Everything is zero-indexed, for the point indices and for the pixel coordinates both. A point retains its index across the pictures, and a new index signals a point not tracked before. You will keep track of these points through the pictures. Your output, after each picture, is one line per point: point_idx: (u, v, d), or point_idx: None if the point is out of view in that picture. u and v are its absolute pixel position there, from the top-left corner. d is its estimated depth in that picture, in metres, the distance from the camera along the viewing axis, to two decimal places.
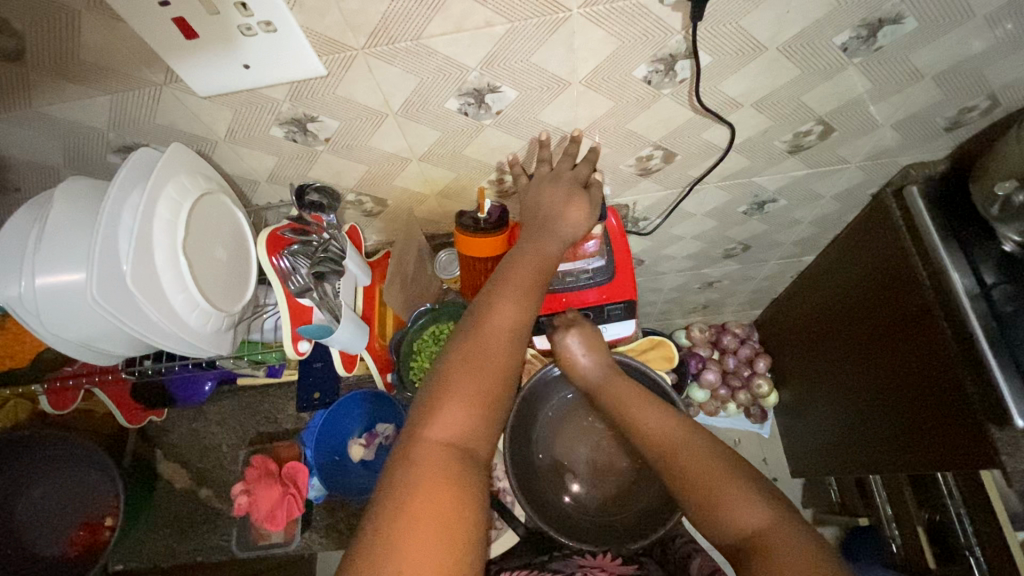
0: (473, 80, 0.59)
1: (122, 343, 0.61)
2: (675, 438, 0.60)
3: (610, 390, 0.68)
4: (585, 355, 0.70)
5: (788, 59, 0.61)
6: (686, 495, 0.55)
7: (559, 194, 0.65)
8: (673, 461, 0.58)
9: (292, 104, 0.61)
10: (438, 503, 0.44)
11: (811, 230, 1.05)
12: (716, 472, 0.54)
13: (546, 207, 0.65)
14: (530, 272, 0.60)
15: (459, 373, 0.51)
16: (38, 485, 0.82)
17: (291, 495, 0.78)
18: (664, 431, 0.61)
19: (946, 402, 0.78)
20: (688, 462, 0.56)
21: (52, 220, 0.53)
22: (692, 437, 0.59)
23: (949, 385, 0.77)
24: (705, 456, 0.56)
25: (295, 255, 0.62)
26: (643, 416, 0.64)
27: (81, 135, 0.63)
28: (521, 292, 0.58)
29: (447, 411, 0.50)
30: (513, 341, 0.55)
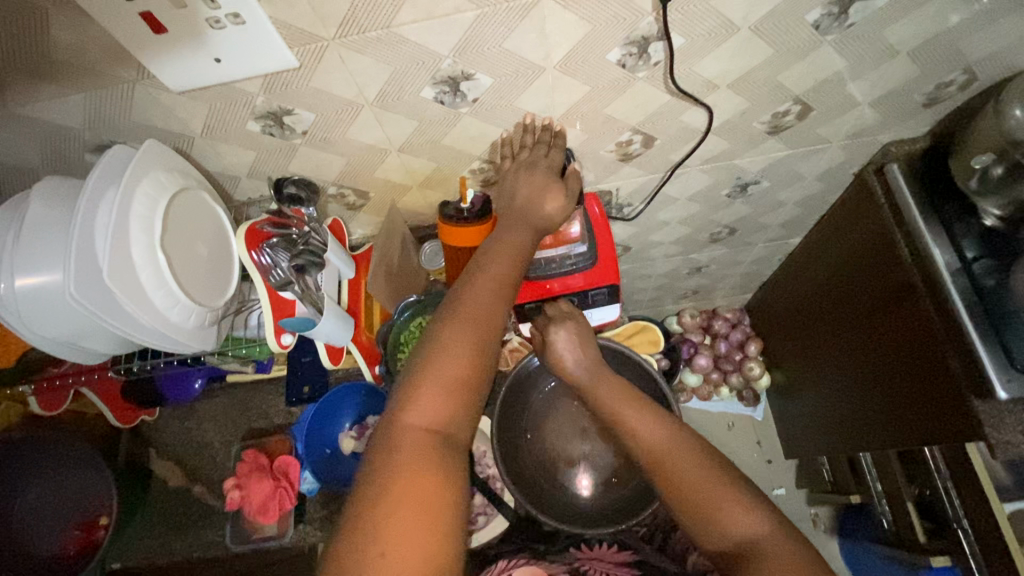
0: (447, 68, 0.59)
1: (107, 341, 0.61)
2: (660, 443, 0.60)
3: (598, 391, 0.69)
4: (574, 353, 0.71)
5: (761, 38, 0.62)
6: (677, 501, 0.56)
7: (536, 183, 0.65)
8: (658, 464, 0.59)
9: (267, 97, 0.61)
10: (419, 487, 0.45)
11: (796, 211, 1.05)
12: (701, 475, 0.56)
13: (524, 196, 0.65)
14: (509, 259, 0.60)
15: (439, 360, 0.51)
16: (33, 485, 0.83)
17: (283, 488, 0.79)
18: (652, 433, 0.62)
19: (929, 378, 0.79)
20: (676, 468, 0.57)
21: (29, 218, 0.53)
22: (680, 439, 0.60)
23: (932, 361, 0.77)
24: (690, 457, 0.58)
25: (275, 248, 0.62)
26: (628, 416, 0.64)
27: (57, 135, 0.63)
28: (500, 278, 0.58)
29: (425, 396, 0.50)
30: (493, 326, 0.55)
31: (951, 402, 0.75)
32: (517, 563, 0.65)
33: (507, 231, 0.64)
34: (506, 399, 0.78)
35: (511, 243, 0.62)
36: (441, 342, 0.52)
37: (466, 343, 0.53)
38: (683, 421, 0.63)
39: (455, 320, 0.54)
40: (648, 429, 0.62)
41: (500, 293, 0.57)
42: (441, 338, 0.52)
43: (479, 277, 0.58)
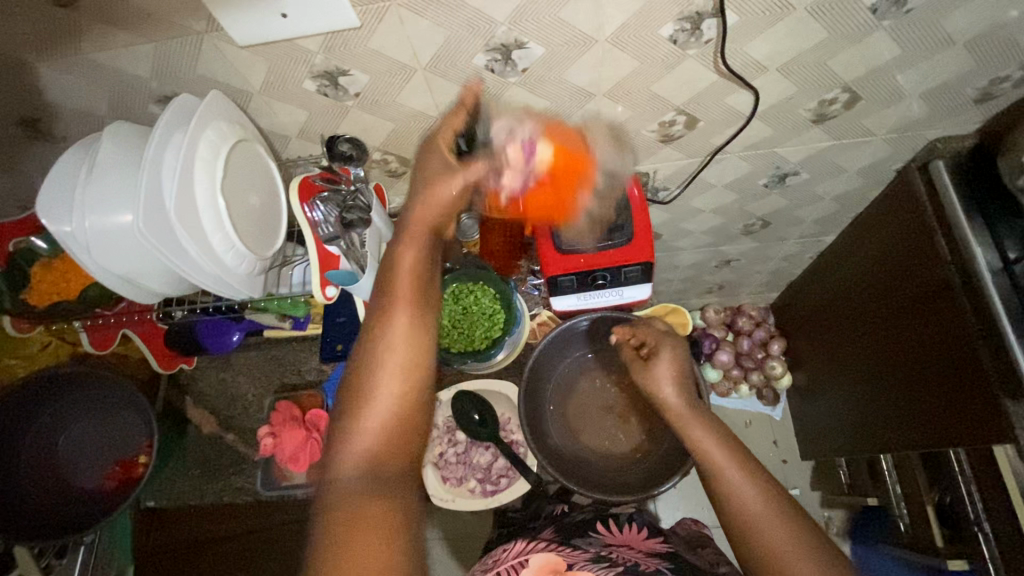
0: (501, 35, 0.60)
1: (165, 282, 0.64)
2: (756, 508, 0.55)
3: (690, 433, 0.63)
4: (671, 384, 0.69)
5: (816, 20, 0.62)
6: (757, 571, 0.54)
7: (431, 156, 0.61)
8: (752, 534, 0.55)
9: (325, 56, 0.63)
10: (362, 515, 0.45)
11: (832, 207, 1.04)
12: (800, 558, 0.52)
13: (430, 182, 0.59)
14: (412, 278, 0.56)
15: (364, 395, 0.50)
16: (79, 421, 0.88)
17: (313, 439, 0.81)
18: (746, 493, 0.56)
19: (963, 386, 0.78)
20: (775, 545, 0.53)
21: (102, 154, 0.55)
22: (778, 504, 0.56)
23: (965, 360, 0.77)
24: (787, 533, 0.53)
25: (327, 203, 0.65)
26: (723, 468, 0.59)
27: (124, 83, 0.66)
28: (409, 302, 0.54)
29: (355, 443, 0.49)
30: (413, 355, 0.53)
31: (982, 403, 0.74)
32: (535, 548, 0.68)
33: (407, 244, 0.58)
34: (533, 368, 0.78)
35: (410, 258, 0.57)
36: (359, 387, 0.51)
37: (394, 352, 0.52)
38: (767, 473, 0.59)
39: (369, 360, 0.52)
40: (742, 484, 0.57)
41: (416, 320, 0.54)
42: (360, 383, 0.51)
43: (389, 306, 0.54)
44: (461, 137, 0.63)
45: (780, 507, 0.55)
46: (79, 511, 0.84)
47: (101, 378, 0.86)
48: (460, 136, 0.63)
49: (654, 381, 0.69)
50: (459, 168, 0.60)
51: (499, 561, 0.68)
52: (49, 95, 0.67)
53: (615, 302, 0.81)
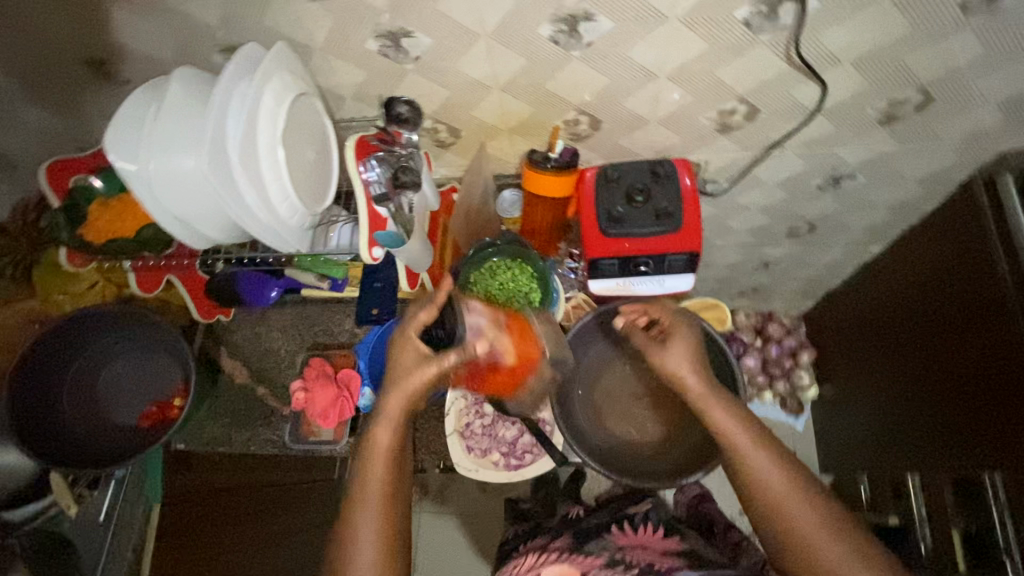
0: (571, 5, 0.59)
1: (218, 229, 0.65)
2: (782, 490, 0.59)
3: (714, 415, 0.64)
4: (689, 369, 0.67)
5: (900, 13, 0.59)
6: (780, 547, 0.58)
7: (403, 344, 0.67)
8: (779, 515, 0.58)
9: (391, 16, 0.62)
10: None
11: (885, 215, 1.01)
12: (822, 536, 0.56)
13: (399, 372, 0.66)
14: (386, 453, 0.62)
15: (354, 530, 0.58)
16: (120, 358, 0.90)
17: (344, 397, 0.84)
18: (774, 478, 0.60)
19: (1009, 418, 0.77)
20: (799, 524, 0.57)
21: (168, 96, 0.56)
22: (805, 483, 0.60)
23: (1014, 385, 0.75)
24: (810, 510, 0.58)
25: (380, 162, 0.64)
26: (749, 453, 0.61)
27: (193, 30, 0.67)
28: (387, 472, 0.61)
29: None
30: (393, 514, 0.60)
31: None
32: (546, 560, 0.70)
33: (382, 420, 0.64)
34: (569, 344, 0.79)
35: (386, 435, 0.63)
36: (351, 541, 0.58)
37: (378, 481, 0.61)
38: (785, 448, 0.63)
39: (359, 522, 0.58)
40: (769, 470, 0.60)
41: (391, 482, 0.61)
42: (351, 544, 0.58)
43: (368, 475, 0.61)
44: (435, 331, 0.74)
45: (806, 489, 0.59)
46: (113, 445, 0.87)
47: (140, 319, 0.89)
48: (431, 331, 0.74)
49: (666, 361, 0.68)
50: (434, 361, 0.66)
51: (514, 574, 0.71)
52: (118, 35, 0.69)
53: (655, 291, 0.80)
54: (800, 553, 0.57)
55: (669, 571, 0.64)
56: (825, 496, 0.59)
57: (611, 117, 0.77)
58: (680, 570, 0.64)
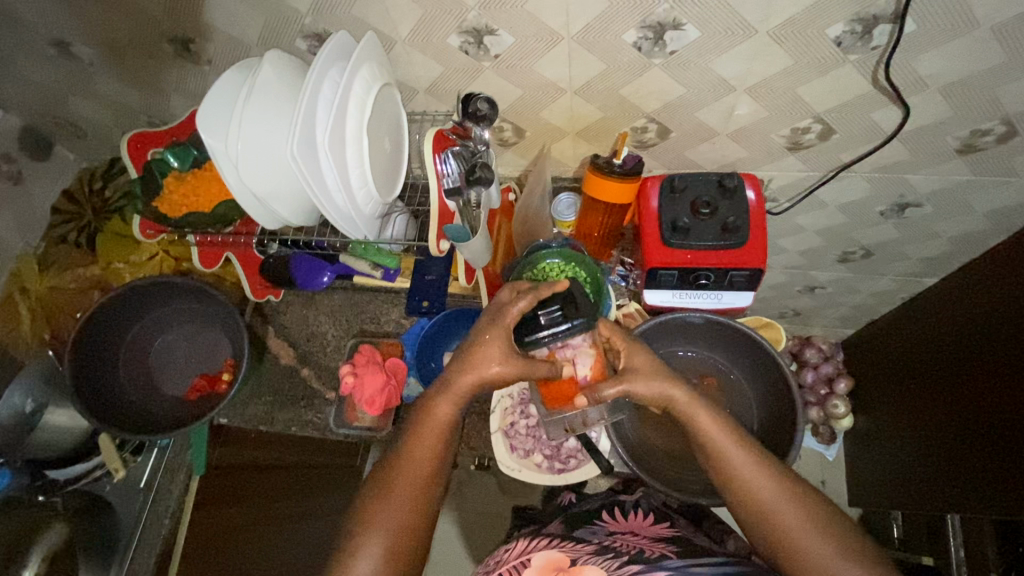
0: (661, 13, 0.59)
1: (292, 211, 0.66)
2: (769, 495, 0.57)
3: (696, 419, 0.61)
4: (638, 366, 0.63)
5: (999, 41, 0.58)
6: (772, 549, 0.57)
7: (489, 336, 0.62)
8: (769, 519, 0.57)
9: (479, 13, 0.63)
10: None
11: (946, 247, 0.98)
12: (814, 540, 0.55)
13: (478, 358, 0.62)
14: (441, 421, 0.61)
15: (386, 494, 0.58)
16: (174, 329, 0.93)
17: (393, 384, 0.85)
18: (760, 481, 0.58)
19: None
20: (790, 529, 0.56)
21: (263, 74, 0.58)
22: (793, 486, 0.58)
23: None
24: (802, 511, 0.56)
25: (454, 157, 0.65)
26: (731, 455, 0.59)
27: (283, 16, 0.69)
28: (431, 446, 0.60)
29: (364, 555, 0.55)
30: (426, 496, 0.59)
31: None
32: (536, 546, 0.68)
33: (445, 394, 0.62)
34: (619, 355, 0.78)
35: (446, 411, 0.61)
36: (375, 509, 0.57)
37: (426, 451, 0.60)
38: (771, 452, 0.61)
39: (387, 491, 0.58)
40: (757, 477, 0.58)
41: (430, 458, 0.60)
42: (377, 507, 0.57)
43: (415, 445, 0.60)
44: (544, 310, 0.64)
45: (797, 494, 0.57)
46: (163, 414, 0.89)
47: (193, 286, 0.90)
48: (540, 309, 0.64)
49: (637, 385, 0.62)
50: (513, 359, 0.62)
51: (502, 561, 0.67)
52: (209, 16, 0.71)
53: (712, 306, 0.80)
54: (790, 557, 0.55)
55: (657, 559, 0.61)
56: (814, 496, 0.58)
57: (681, 127, 0.76)
58: (671, 557, 0.61)
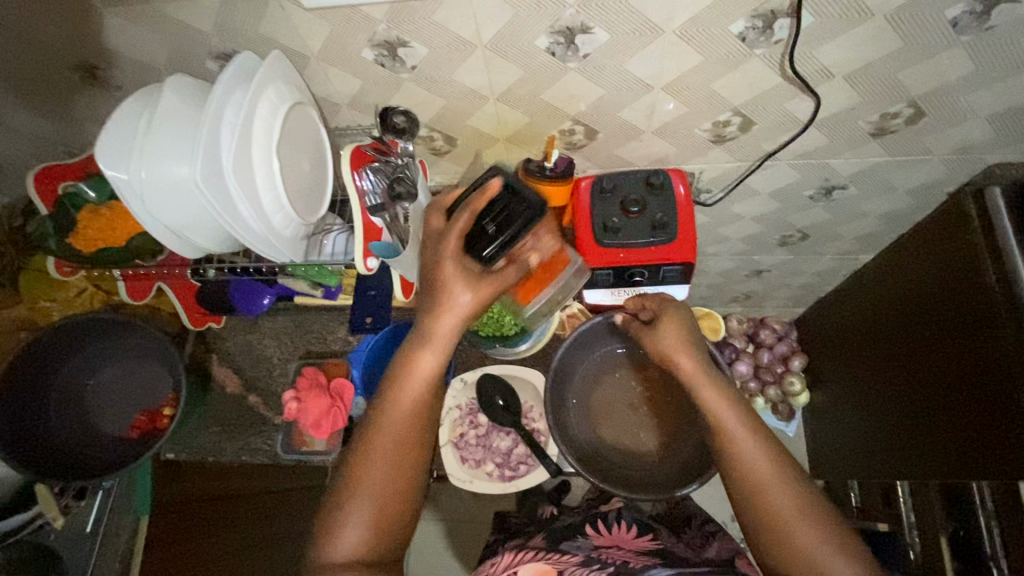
0: (568, 18, 0.59)
1: (209, 239, 0.65)
2: (766, 478, 0.59)
3: (706, 396, 0.64)
4: (665, 337, 0.69)
5: (894, 29, 0.60)
6: (767, 538, 0.58)
7: (449, 268, 0.60)
8: (760, 496, 0.58)
9: (388, 26, 0.62)
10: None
11: (876, 225, 1.02)
12: (805, 527, 0.56)
13: (446, 296, 0.60)
14: (422, 377, 0.61)
15: (375, 453, 0.59)
16: (107, 369, 0.89)
17: (337, 407, 0.83)
18: (755, 454, 0.60)
19: (1000, 420, 0.76)
20: (781, 514, 0.57)
21: (163, 104, 0.56)
22: (787, 472, 0.59)
23: (994, 389, 0.76)
24: (792, 494, 0.58)
25: (375, 173, 0.65)
26: (736, 435, 0.61)
27: (187, 37, 0.66)
28: (403, 420, 0.61)
29: (346, 534, 0.57)
30: (415, 456, 0.61)
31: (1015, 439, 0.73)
32: (523, 558, 0.69)
33: (427, 349, 0.61)
34: (565, 354, 0.80)
35: (429, 363, 0.61)
36: (360, 475, 0.59)
37: (409, 407, 0.61)
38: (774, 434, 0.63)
39: (377, 442, 0.60)
40: (758, 457, 0.60)
41: (400, 433, 0.60)
42: (368, 466, 0.59)
43: (398, 397, 0.61)
44: (488, 220, 0.63)
45: (792, 481, 0.59)
46: (103, 455, 0.86)
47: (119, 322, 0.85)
48: (481, 219, 0.63)
49: (653, 338, 0.70)
50: (469, 265, 0.61)
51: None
52: (111, 41, 0.68)
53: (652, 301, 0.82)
54: (771, 536, 0.57)
55: (644, 568, 0.63)
56: (806, 484, 0.59)
57: (607, 127, 0.77)
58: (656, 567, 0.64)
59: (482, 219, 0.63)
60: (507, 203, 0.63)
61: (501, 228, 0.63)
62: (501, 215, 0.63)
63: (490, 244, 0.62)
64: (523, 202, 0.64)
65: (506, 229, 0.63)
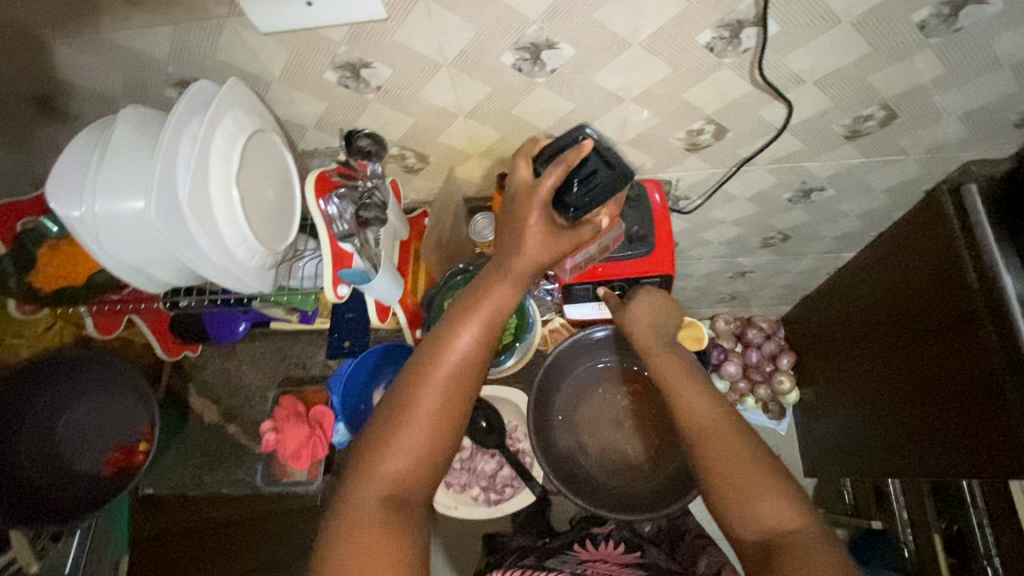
0: (532, 34, 0.58)
1: (173, 273, 0.63)
2: (708, 422, 0.59)
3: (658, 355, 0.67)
4: (646, 310, 0.71)
5: (862, 34, 0.59)
6: (721, 492, 0.55)
7: (529, 220, 0.58)
8: (706, 444, 0.58)
9: (349, 47, 0.61)
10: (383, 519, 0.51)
11: (856, 224, 1.01)
12: (746, 471, 0.55)
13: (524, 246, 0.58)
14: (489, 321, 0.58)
15: (425, 389, 0.55)
16: (78, 404, 0.86)
17: (317, 435, 0.81)
18: (702, 404, 0.61)
19: (971, 392, 0.74)
20: (720, 454, 0.57)
21: (113, 146, 0.55)
22: (735, 423, 0.59)
23: (969, 383, 0.74)
24: (742, 444, 0.57)
25: (342, 199, 0.63)
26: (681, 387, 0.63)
27: (142, 66, 0.64)
28: (462, 360, 0.57)
29: (382, 469, 0.53)
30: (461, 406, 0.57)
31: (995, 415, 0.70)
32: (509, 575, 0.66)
33: (491, 293, 0.59)
34: (546, 373, 0.79)
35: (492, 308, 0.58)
36: (408, 407, 0.55)
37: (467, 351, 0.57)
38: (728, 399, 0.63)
39: (433, 378, 0.56)
40: (701, 406, 0.61)
41: (454, 379, 0.56)
42: (416, 398, 0.55)
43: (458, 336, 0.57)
44: (575, 180, 0.59)
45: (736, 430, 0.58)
46: (76, 493, 0.84)
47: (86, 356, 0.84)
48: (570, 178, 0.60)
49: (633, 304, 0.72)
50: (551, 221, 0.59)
51: None
52: (63, 72, 0.65)
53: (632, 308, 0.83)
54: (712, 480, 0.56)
55: None
56: (755, 441, 0.58)
57: None
58: None
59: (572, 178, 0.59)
60: (604, 167, 0.60)
61: (586, 189, 0.60)
62: (590, 180, 0.60)
63: (576, 207, 0.60)
64: (611, 168, 0.59)
65: (593, 188, 0.60)
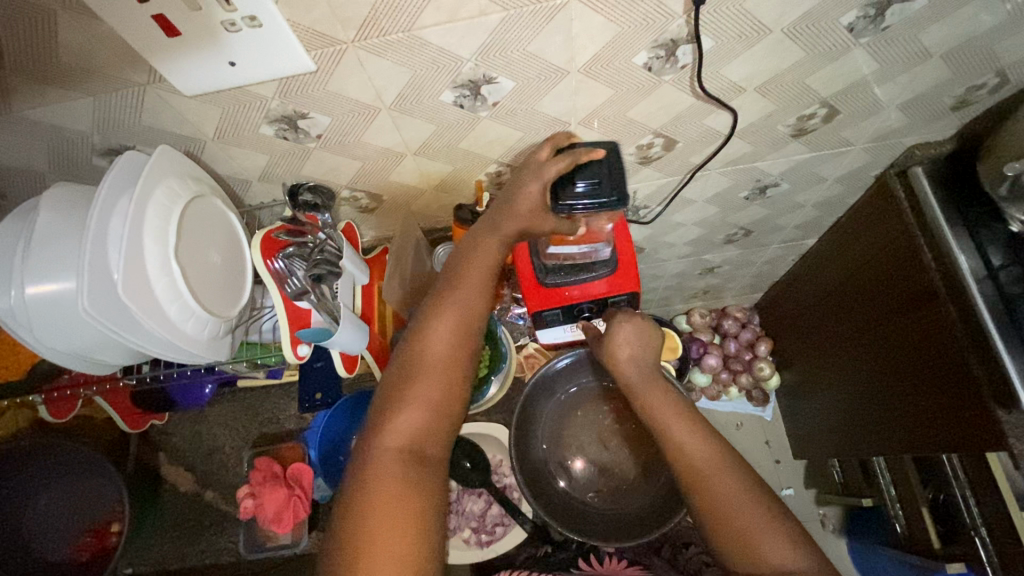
0: (468, 71, 0.57)
1: (118, 351, 0.60)
2: (707, 462, 0.58)
3: (651, 395, 0.66)
4: (628, 346, 0.69)
5: (794, 41, 0.60)
6: (724, 537, 0.55)
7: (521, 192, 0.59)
8: (705, 490, 0.57)
9: (281, 101, 0.59)
10: (395, 480, 0.50)
11: (814, 213, 1.03)
12: (751, 512, 0.55)
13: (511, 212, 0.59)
14: (479, 281, 0.60)
15: (427, 348, 0.56)
16: (46, 491, 0.82)
17: (297, 497, 0.79)
18: (698, 447, 0.60)
19: (934, 355, 0.74)
20: (723, 497, 0.56)
21: (36, 232, 0.52)
22: (727, 467, 0.58)
23: (930, 355, 0.75)
24: (735, 481, 0.57)
25: (291, 257, 0.63)
26: (675, 427, 0.62)
27: (66, 139, 0.61)
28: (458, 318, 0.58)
29: (397, 424, 0.53)
30: (459, 363, 0.57)
31: (958, 382, 0.71)
32: None
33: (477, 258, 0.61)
34: (526, 401, 0.77)
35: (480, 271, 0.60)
36: (414, 368, 0.55)
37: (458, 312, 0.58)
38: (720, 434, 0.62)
39: (431, 339, 0.57)
40: (696, 445, 0.60)
41: (456, 340, 0.57)
42: (420, 356, 0.56)
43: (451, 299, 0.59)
44: (578, 182, 0.60)
45: (734, 470, 0.58)
46: None
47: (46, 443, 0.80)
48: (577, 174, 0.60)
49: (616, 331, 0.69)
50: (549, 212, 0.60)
51: None
52: None
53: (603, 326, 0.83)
54: (718, 523, 0.56)
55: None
56: (757, 481, 0.58)
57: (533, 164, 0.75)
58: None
59: (580, 176, 0.59)
60: (605, 181, 0.60)
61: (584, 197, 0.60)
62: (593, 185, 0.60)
63: (573, 205, 0.59)
64: (613, 189, 0.60)
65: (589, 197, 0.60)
